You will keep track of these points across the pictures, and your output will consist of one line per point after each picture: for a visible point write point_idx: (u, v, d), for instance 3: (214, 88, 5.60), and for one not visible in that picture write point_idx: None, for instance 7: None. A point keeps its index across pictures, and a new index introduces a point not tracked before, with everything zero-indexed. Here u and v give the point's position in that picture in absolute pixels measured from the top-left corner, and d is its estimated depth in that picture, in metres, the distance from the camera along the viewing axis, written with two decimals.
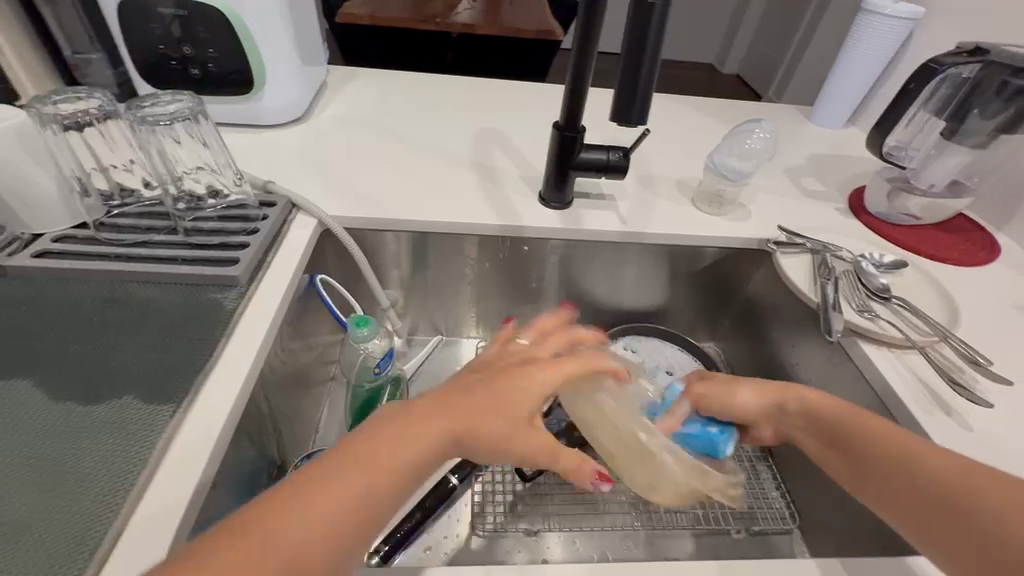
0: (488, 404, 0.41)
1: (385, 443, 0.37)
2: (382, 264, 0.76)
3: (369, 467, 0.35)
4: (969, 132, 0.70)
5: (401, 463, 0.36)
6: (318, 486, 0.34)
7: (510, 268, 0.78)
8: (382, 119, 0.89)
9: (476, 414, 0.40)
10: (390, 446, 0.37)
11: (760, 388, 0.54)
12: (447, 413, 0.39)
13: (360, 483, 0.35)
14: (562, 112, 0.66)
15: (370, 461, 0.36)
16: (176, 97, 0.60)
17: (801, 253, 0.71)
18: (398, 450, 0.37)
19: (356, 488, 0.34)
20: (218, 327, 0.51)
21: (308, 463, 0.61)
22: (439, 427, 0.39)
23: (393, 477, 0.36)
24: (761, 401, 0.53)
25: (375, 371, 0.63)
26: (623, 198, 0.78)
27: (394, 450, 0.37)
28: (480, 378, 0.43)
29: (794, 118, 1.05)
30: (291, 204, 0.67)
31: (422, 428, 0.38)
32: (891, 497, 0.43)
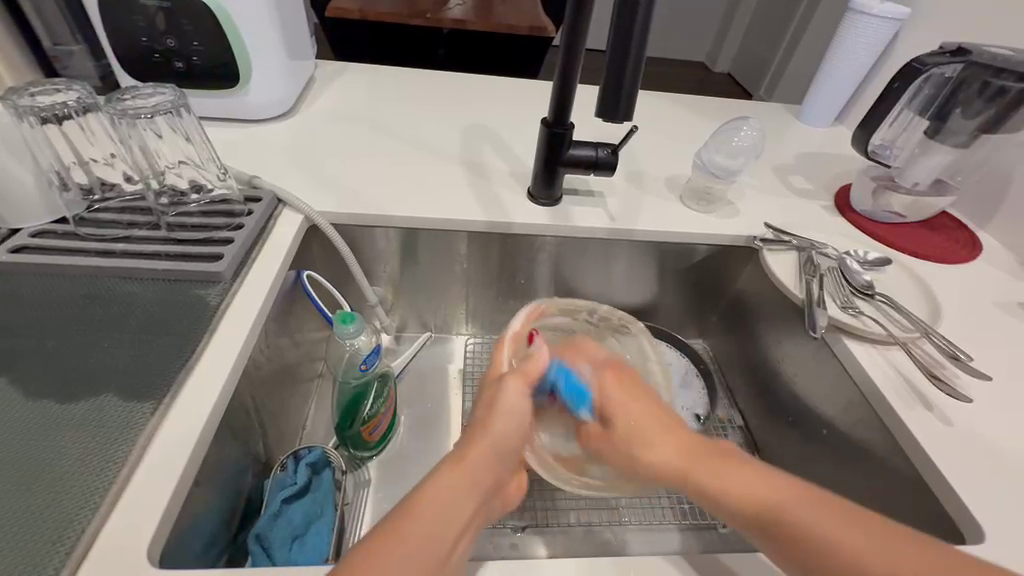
0: (485, 444, 0.44)
1: (433, 499, 0.39)
2: (369, 260, 0.75)
3: (438, 517, 0.38)
4: (952, 132, 0.72)
5: (437, 516, 0.38)
6: (389, 549, 0.35)
7: (499, 264, 0.78)
8: (371, 114, 0.89)
9: (485, 472, 0.43)
10: (435, 506, 0.39)
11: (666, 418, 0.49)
12: (465, 476, 0.41)
13: (437, 550, 0.37)
14: (550, 109, 0.66)
15: (428, 516, 0.38)
16: (157, 89, 0.60)
17: (788, 250, 0.71)
18: (438, 511, 0.39)
19: (436, 547, 0.37)
20: (201, 323, 0.51)
21: (295, 461, 0.60)
22: (453, 496, 0.40)
23: (451, 540, 0.38)
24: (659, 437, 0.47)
25: (361, 367, 0.63)
26: (612, 194, 0.78)
27: (444, 507, 0.39)
28: (478, 427, 0.46)
29: (783, 116, 1.05)
30: (277, 199, 0.66)
31: (453, 497, 0.40)
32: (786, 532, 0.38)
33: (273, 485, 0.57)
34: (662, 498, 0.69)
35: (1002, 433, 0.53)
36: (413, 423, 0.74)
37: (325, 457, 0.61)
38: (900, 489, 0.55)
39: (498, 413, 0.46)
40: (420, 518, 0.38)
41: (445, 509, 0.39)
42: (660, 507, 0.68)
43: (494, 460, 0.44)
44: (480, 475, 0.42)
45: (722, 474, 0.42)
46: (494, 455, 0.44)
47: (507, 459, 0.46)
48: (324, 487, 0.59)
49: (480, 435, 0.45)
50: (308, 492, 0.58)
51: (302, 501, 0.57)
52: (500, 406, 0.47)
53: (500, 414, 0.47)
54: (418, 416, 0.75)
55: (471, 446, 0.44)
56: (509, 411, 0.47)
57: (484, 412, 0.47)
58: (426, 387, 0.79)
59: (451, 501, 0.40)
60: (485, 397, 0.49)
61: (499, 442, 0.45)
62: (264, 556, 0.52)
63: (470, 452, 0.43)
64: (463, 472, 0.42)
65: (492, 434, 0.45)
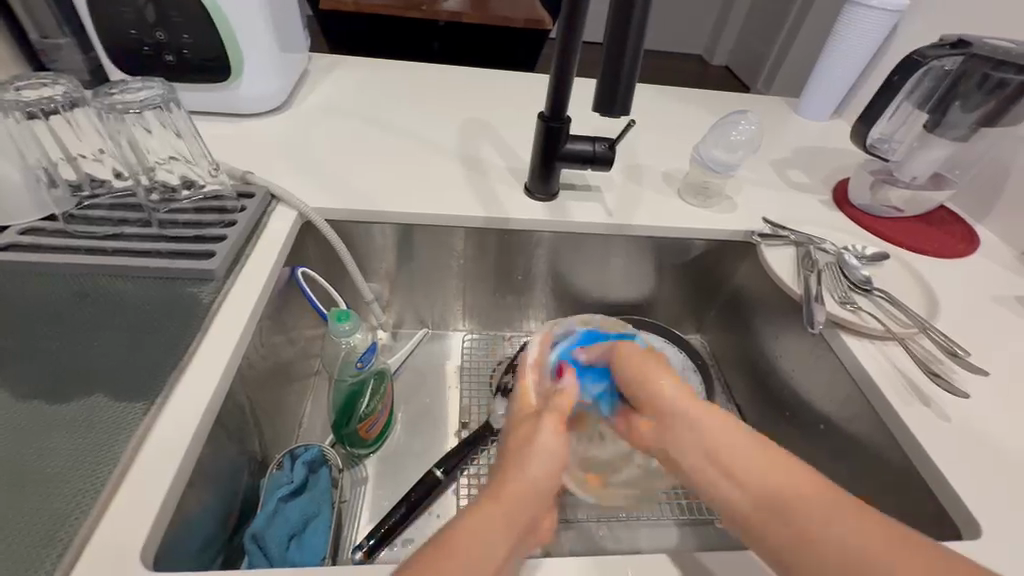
0: (518, 484, 0.40)
1: (467, 532, 0.36)
2: (365, 256, 0.75)
3: (474, 550, 0.35)
4: (951, 125, 0.71)
5: (472, 558, 0.34)
6: None
7: (496, 259, 0.77)
8: (367, 108, 0.87)
9: (520, 514, 0.38)
10: (471, 544, 0.35)
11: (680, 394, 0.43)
12: (497, 517, 0.37)
13: None
14: (547, 103, 0.65)
15: (464, 551, 0.34)
16: (146, 84, 0.59)
17: (786, 245, 0.71)
18: (474, 550, 0.35)
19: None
20: (194, 321, 0.50)
21: (291, 460, 0.60)
22: (491, 532, 0.36)
23: None
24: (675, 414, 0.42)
25: (358, 365, 0.62)
26: (609, 189, 0.77)
27: (482, 541, 0.35)
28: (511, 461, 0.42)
29: (781, 110, 1.05)
30: (271, 195, 0.65)
31: (487, 536, 0.36)
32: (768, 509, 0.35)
33: (269, 484, 0.56)
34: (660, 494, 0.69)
35: (999, 428, 0.53)
36: (410, 420, 0.74)
37: (321, 456, 0.61)
38: (897, 483, 0.55)
39: (532, 451, 0.42)
40: (458, 552, 0.34)
41: (483, 545, 0.35)
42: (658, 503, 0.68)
43: (534, 499, 0.39)
44: (514, 515, 0.38)
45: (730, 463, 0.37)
46: (531, 494, 0.40)
47: (547, 501, 0.41)
48: (321, 485, 0.59)
49: (511, 476, 0.40)
50: (305, 491, 0.58)
51: (299, 500, 0.56)
52: (538, 441, 0.42)
53: (536, 453, 0.41)
54: (415, 413, 0.75)
55: (503, 483, 0.40)
56: (547, 445, 0.42)
57: (515, 446, 0.43)
58: (423, 384, 0.79)
59: (489, 538, 0.36)
60: (515, 431, 0.45)
61: (537, 482, 0.40)
62: (260, 555, 0.51)
63: (505, 491, 0.39)
64: (501, 507, 0.38)
65: (524, 471, 0.40)
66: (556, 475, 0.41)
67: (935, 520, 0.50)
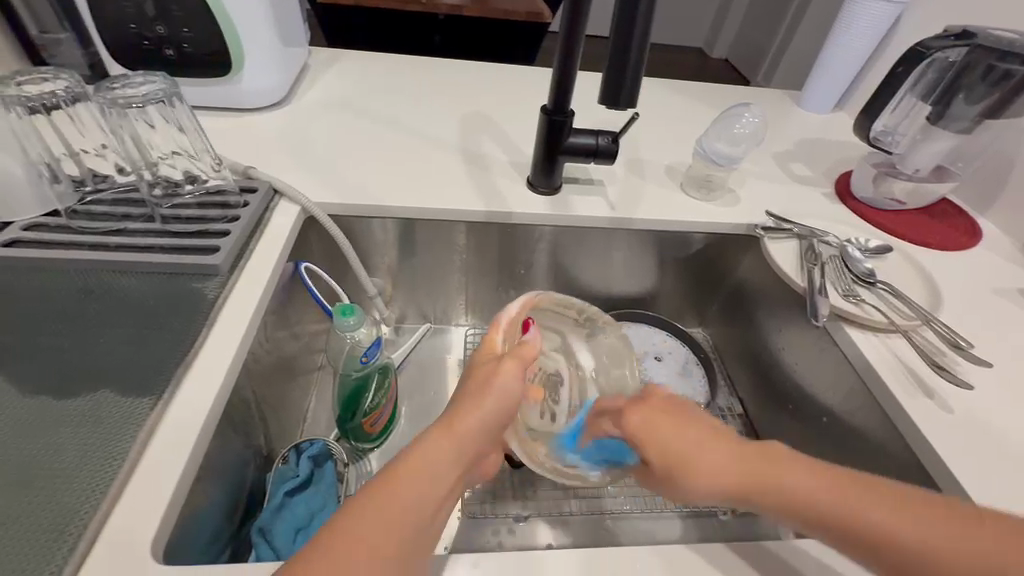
0: (465, 421, 0.43)
1: (414, 459, 0.39)
2: (368, 250, 0.75)
3: (423, 475, 0.39)
4: (955, 117, 0.71)
5: (418, 483, 0.38)
6: (370, 513, 0.35)
7: (498, 254, 0.77)
8: (368, 103, 0.87)
9: (464, 446, 0.42)
10: (417, 469, 0.39)
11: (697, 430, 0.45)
12: (440, 447, 0.41)
13: (413, 519, 0.36)
14: (550, 97, 0.65)
15: (412, 482, 0.38)
16: (148, 78, 0.58)
17: (789, 239, 0.71)
18: (419, 475, 0.39)
19: (423, 503, 0.37)
20: (199, 316, 0.50)
21: (297, 454, 0.60)
22: (441, 454, 0.40)
23: (426, 504, 0.38)
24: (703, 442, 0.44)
25: (362, 360, 0.61)
26: (612, 183, 0.77)
27: (426, 468, 0.39)
28: (462, 399, 0.45)
29: (783, 103, 1.04)
30: (274, 190, 0.65)
31: (432, 463, 0.40)
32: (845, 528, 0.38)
33: (275, 478, 0.57)
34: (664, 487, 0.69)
35: (1000, 419, 0.53)
36: (414, 414, 0.74)
37: (326, 450, 0.61)
38: (900, 474, 0.55)
39: (483, 394, 0.44)
40: (410, 474, 0.38)
41: (433, 467, 0.39)
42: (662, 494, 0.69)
43: (478, 435, 0.43)
44: (458, 448, 0.41)
45: (766, 478, 0.41)
46: (477, 429, 0.43)
47: (489, 438, 0.44)
48: (327, 479, 0.59)
49: (460, 415, 0.43)
50: (311, 485, 0.58)
51: (305, 494, 0.57)
52: (493, 384, 0.45)
53: (488, 396, 0.44)
54: (419, 407, 0.75)
55: (453, 417, 0.43)
56: (502, 390, 0.45)
57: (468, 387, 0.46)
58: (426, 378, 0.79)
59: (440, 464, 0.40)
60: (471, 374, 0.48)
61: (485, 419, 0.43)
62: (268, 548, 0.51)
63: (452, 425, 0.42)
64: (451, 435, 0.42)
65: (472, 408, 0.44)
66: (501, 414, 0.45)
67: None
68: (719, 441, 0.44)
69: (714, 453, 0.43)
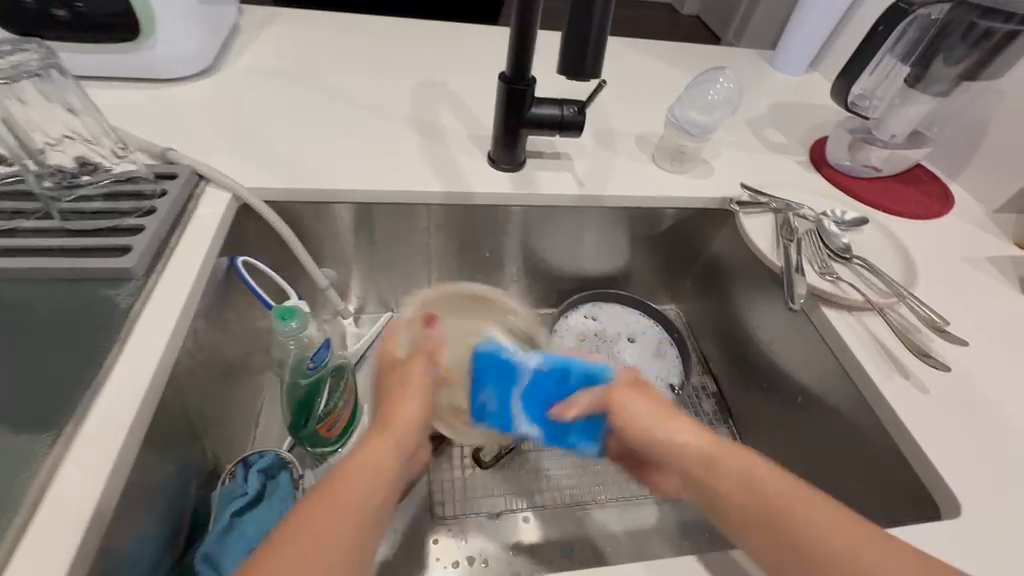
0: (397, 420, 0.39)
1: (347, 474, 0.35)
2: (316, 237, 0.68)
3: (368, 479, 0.35)
4: (934, 79, 0.68)
5: (353, 501, 0.34)
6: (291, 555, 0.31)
7: (460, 236, 0.72)
8: (309, 70, 0.78)
9: (403, 443, 0.38)
10: (353, 485, 0.35)
11: (684, 420, 0.41)
12: (377, 453, 0.37)
13: (348, 545, 0.32)
14: (510, 63, 0.58)
15: (343, 503, 0.34)
16: (16, 46, 0.49)
17: (764, 213, 0.68)
18: (357, 490, 0.35)
19: (358, 524, 0.33)
20: (109, 329, 0.44)
21: (245, 469, 0.54)
22: (382, 461, 0.37)
23: (366, 519, 0.34)
24: (688, 436, 0.40)
25: (309, 366, 0.55)
26: (580, 156, 0.72)
27: (366, 480, 0.35)
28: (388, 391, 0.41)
29: (757, 64, 0.99)
30: (196, 175, 0.57)
31: (369, 471, 0.36)
32: (780, 530, 0.35)
33: (222, 497, 0.52)
34: None
35: (971, 395, 0.52)
36: None
37: (279, 461, 0.56)
38: (877, 458, 0.54)
39: (404, 387, 0.40)
40: (340, 493, 0.34)
41: (371, 477, 0.36)
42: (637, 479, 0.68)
43: (417, 431, 0.39)
44: (397, 450, 0.38)
45: (738, 470, 0.38)
46: (414, 423, 0.39)
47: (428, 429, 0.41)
48: (281, 489, 0.53)
49: (388, 414, 0.39)
50: (264, 499, 0.53)
51: (256, 512, 0.51)
52: (418, 370, 0.41)
53: (416, 389, 0.40)
54: None
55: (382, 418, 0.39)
56: (425, 378, 0.41)
57: (385, 380, 0.42)
58: None
59: (376, 472, 0.36)
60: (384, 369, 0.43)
61: (417, 406, 0.40)
62: None
63: (385, 428, 0.38)
64: (382, 439, 0.38)
65: (404, 401, 0.39)
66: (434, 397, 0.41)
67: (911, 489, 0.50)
68: (707, 440, 0.40)
69: (699, 441, 0.40)
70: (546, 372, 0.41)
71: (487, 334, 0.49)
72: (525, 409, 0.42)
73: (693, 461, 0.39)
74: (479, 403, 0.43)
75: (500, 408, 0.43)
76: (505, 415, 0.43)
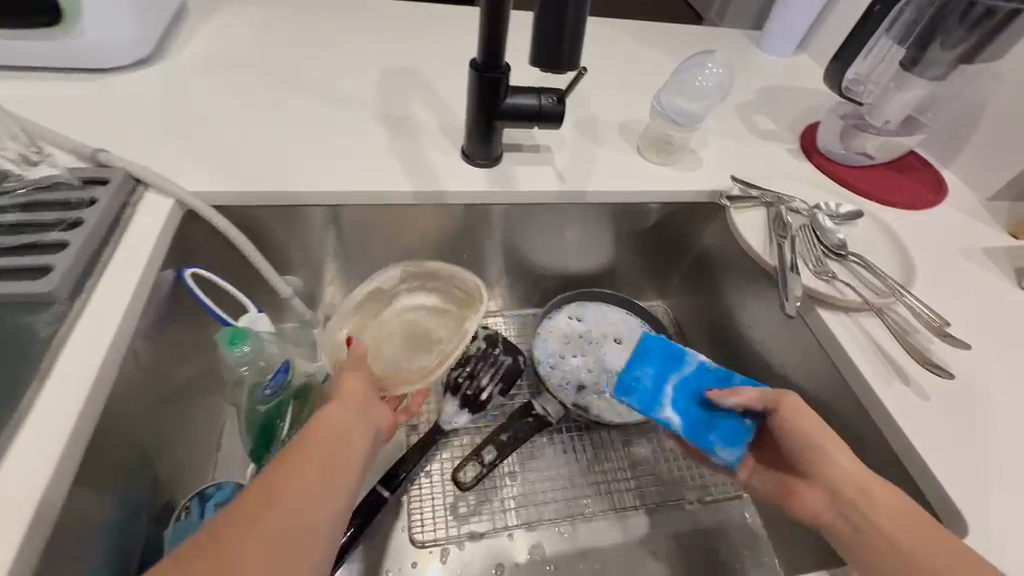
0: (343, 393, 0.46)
1: (306, 439, 0.42)
2: (275, 242, 0.62)
3: (322, 442, 0.42)
4: (931, 62, 0.64)
5: (311, 458, 0.40)
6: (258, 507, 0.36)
7: (434, 237, 0.67)
8: (263, 57, 0.71)
9: (351, 411, 0.45)
10: (311, 446, 0.41)
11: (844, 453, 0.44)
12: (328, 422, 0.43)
13: (309, 492, 0.38)
14: (480, 49, 0.53)
15: (303, 462, 0.40)
16: None
17: (755, 207, 0.64)
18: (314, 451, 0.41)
19: (316, 477, 0.39)
20: (24, 364, 0.39)
21: (201, 502, 0.50)
22: (334, 426, 0.43)
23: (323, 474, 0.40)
24: (845, 469, 0.43)
25: (267, 392, 0.51)
26: (561, 148, 0.67)
27: (321, 441, 0.42)
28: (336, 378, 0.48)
29: (744, 45, 0.95)
30: (132, 178, 0.51)
31: (323, 435, 0.42)
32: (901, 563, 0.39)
33: (172, 535, 0.47)
34: (628, 481, 0.65)
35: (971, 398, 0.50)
36: None
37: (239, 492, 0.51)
38: (875, 467, 0.52)
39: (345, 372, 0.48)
40: (301, 455, 0.40)
41: (324, 439, 0.42)
42: (626, 488, 0.65)
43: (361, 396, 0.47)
44: (345, 414, 0.45)
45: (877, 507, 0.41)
46: (359, 393, 0.47)
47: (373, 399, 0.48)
48: None
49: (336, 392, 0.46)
50: None
51: None
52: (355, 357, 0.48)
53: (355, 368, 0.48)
54: None
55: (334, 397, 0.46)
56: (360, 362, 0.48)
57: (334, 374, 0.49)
58: None
59: (329, 435, 0.42)
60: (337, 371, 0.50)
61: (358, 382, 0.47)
62: None
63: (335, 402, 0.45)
64: (332, 411, 0.44)
65: (348, 380, 0.47)
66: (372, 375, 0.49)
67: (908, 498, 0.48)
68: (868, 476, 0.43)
69: (841, 469, 0.43)
70: (716, 371, 0.51)
71: (425, 307, 0.64)
72: (676, 394, 0.51)
73: (850, 488, 0.42)
74: (635, 379, 0.51)
75: (650, 388, 0.51)
76: (657, 394, 0.50)
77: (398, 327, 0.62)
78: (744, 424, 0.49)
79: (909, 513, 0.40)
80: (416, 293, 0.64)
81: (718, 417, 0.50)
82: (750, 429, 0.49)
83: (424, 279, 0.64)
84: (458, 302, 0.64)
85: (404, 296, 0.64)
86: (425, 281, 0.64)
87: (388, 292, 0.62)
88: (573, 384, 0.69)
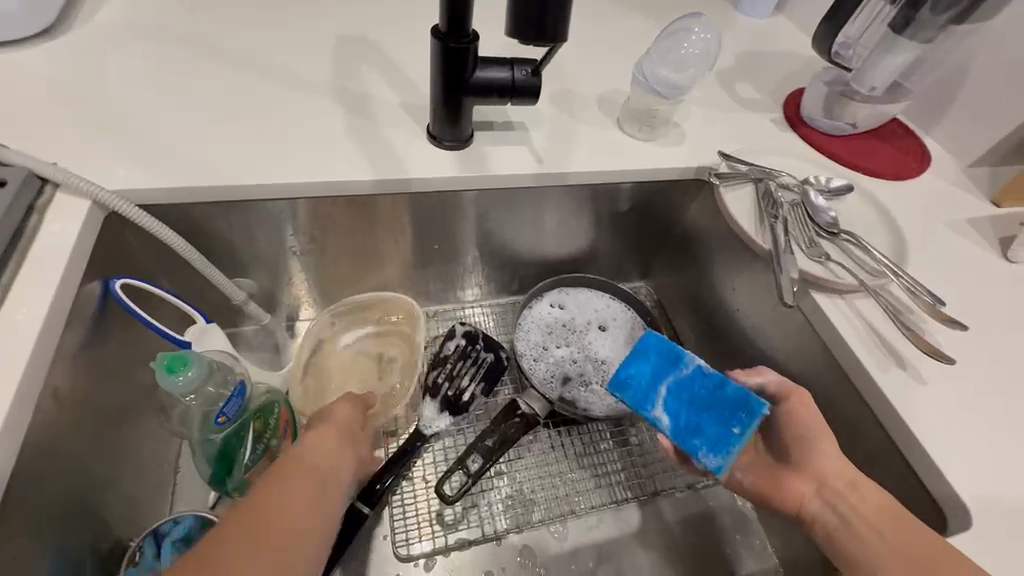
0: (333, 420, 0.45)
1: (295, 462, 0.39)
2: (221, 241, 0.55)
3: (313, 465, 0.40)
4: (922, 25, 0.59)
5: (302, 475, 0.38)
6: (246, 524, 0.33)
7: (401, 228, 0.61)
8: (190, 26, 0.62)
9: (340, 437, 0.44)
10: (301, 464, 0.39)
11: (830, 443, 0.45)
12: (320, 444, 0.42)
13: (300, 514, 0.36)
14: (443, 14, 0.46)
15: (297, 480, 0.38)
16: None
17: (743, 184, 0.61)
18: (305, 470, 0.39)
19: (308, 498, 0.37)
20: None
21: (156, 541, 0.45)
22: (326, 448, 0.42)
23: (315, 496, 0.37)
24: (830, 458, 0.44)
25: (218, 421, 0.47)
26: (536, 125, 0.61)
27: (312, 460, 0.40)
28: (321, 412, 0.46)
29: (722, 6, 0.89)
30: (37, 177, 0.43)
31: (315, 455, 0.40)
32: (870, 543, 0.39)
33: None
34: (618, 473, 0.63)
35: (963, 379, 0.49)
36: None
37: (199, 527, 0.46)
38: (869, 452, 0.51)
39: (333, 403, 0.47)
40: (292, 471, 0.38)
41: (315, 459, 0.40)
42: (617, 483, 0.62)
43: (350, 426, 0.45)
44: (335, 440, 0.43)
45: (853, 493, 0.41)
46: (349, 422, 0.45)
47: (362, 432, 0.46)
48: None
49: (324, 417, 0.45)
50: None
51: None
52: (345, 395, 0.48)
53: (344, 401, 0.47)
54: None
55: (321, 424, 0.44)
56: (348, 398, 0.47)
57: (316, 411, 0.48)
58: None
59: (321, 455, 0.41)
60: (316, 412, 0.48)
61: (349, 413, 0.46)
62: None
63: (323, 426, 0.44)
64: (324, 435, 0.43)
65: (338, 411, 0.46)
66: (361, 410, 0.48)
67: (900, 481, 0.48)
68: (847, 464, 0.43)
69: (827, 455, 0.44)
70: (710, 376, 0.50)
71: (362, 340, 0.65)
72: (667, 397, 0.50)
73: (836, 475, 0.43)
74: (629, 376, 0.52)
75: (644, 384, 0.51)
76: (649, 393, 0.51)
77: (354, 365, 0.63)
78: (733, 433, 0.47)
79: (885, 502, 0.40)
80: (352, 329, 0.65)
81: (705, 423, 0.48)
82: (738, 439, 0.47)
83: (355, 311, 0.64)
84: (392, 324, 0.66)
85: (342, 336, 0.65)
86: (361, 313, 0.65)
87: (328, 334, 0.64)
88: (558, 376, 0.65)
